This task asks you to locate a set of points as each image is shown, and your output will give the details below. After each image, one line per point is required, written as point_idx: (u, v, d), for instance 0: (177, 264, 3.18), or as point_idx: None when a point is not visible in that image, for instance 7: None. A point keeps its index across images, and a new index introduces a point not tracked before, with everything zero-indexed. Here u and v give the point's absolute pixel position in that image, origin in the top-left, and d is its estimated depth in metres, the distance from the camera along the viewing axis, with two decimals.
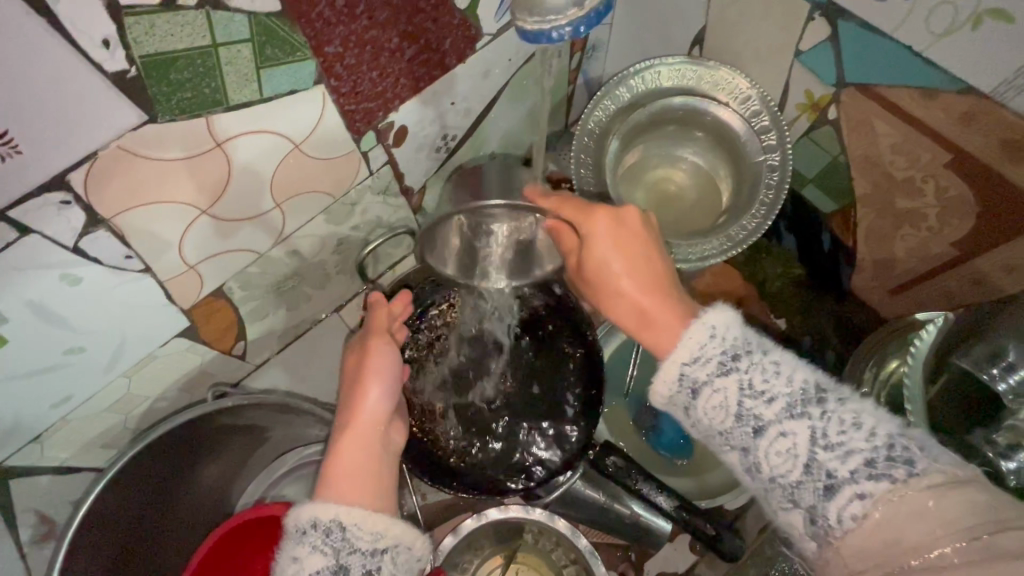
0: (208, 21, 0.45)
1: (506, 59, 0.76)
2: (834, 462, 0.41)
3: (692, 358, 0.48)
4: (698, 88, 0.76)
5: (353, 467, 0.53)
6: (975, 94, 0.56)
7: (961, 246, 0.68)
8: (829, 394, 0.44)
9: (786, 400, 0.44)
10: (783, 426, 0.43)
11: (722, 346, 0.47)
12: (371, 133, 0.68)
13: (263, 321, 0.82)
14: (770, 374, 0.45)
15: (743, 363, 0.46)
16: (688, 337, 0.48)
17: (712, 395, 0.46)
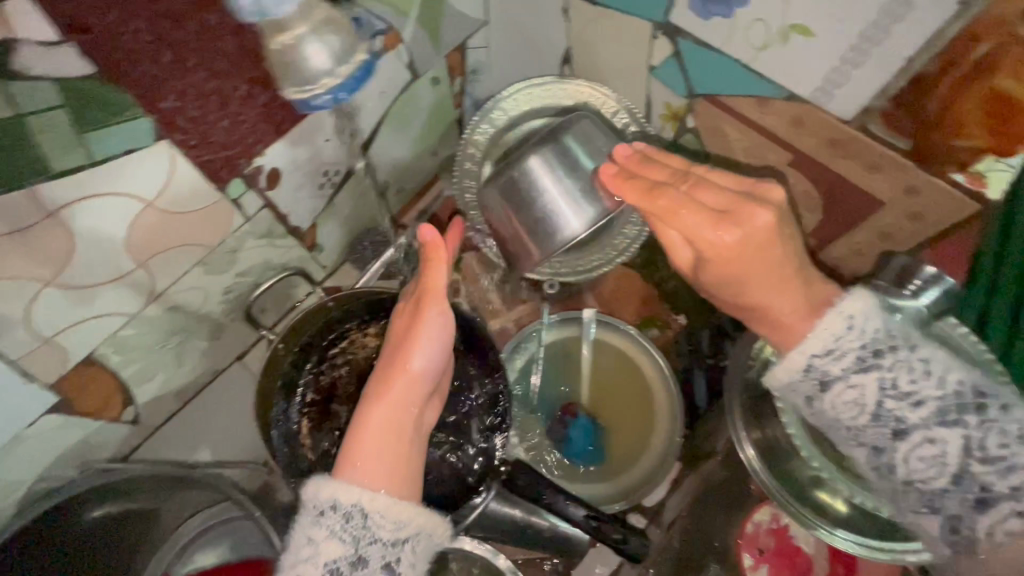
0: (9, 92, 0.44)
1: (378, 93, 0.78)
2: (909, 411, 0.48)
3: (829, 350, 0.50)
4: (571, 105, 0.79)
5: (378, 445, 0.56)
6: (798, 100, 0.60)
7: (817, 237, 0.73)
8: (990, 402, 0.47)
9: (934, 406, 0.47)
10: (931, 432, 0.47)
11: (870, 336, 0.50)
12: (237, 180, 0.66)
13: (152, 382, 0.78)
14: (919, 375, 0.48)
15: (908, 360, 0.49)
16: (824, 329, 0.51)
17: (853, 403, 0.49)
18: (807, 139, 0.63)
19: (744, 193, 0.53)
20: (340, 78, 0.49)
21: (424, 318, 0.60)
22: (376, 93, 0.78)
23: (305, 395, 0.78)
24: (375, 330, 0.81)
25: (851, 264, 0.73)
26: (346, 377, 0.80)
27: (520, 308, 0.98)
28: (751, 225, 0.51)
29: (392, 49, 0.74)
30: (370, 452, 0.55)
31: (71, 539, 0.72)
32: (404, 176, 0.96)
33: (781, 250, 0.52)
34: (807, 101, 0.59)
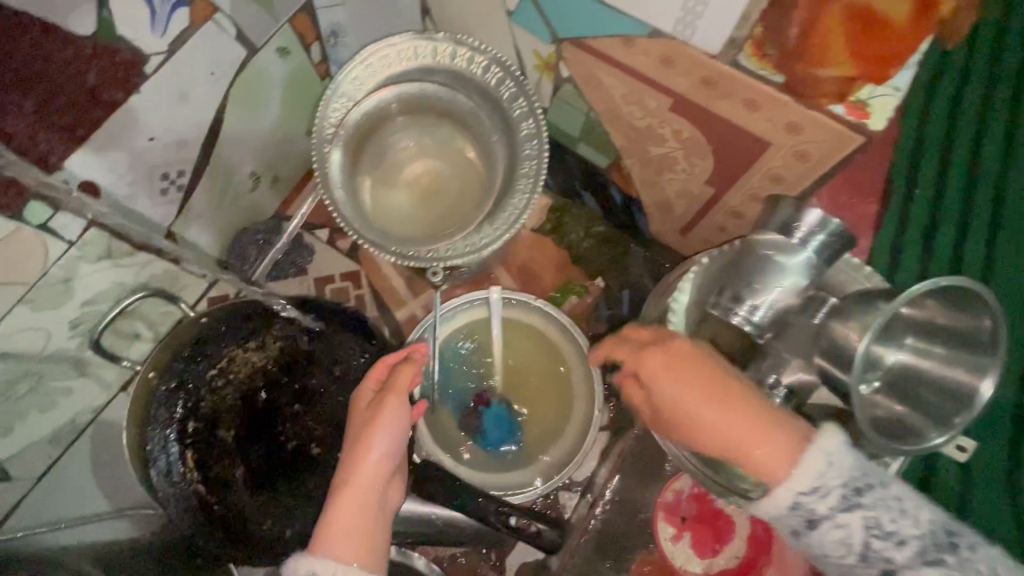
0: None
1: (207, 73, 0.67)
2: (890, 551, 0.45)
3: (809, 488, 0.47)
4: (437, 63, 0.68)
5: (347, 528, 0.52)
6: (663, 36, 0.52)
7: (713, 184, 0.67)
8: (962, 538, 0.45)
9: (918, 545, 0.45)
10: (836, 519, 0.47)
11: (841, 478, 0.47)
12: (36, 201, 0.57)
13: (13, 434, 0.70)
14: (898, 514, 0.46)
15: (866, 498, 0.46)
16: (806, 462, 0.48)
17: (814, 505, 0.47)
18: (679, 79, 0.56)
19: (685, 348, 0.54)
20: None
21: (388, 404, 0.57)
22: (205, 75, 0.67)
23: (184, 426, 0.70)
24: (255, 343, 0.73)
25: (751, 212, 0.68)
26: (231, 398, 0.72)
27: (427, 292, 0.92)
28: (635, 363, 0.56)
29: (206, 23, 0.63)
30: (342, 524, 0.52)
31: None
32: (277, 163, 0.87)
33: (677, 381, 0.53)
34: (671, 38, 0.52)
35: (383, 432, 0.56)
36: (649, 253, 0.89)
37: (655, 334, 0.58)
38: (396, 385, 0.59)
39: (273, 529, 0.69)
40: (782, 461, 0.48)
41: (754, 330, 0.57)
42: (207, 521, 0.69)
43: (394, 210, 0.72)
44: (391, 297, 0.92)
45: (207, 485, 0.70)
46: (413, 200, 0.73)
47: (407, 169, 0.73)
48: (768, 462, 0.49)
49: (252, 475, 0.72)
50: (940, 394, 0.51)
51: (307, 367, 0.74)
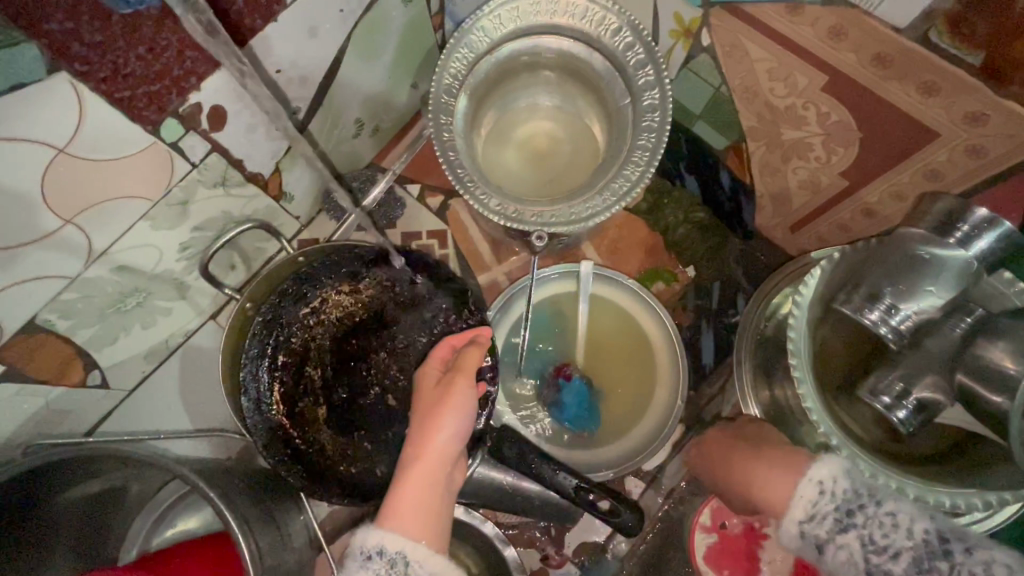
0: None
1: (337, 11, 0.66)
2: (888, 565, 0.45)
3: (806, 517, 0.50)
4: (566, 22, 0.64)
5: (413, 505, 0.55)
6: (839, 5, 0.48)
7: (850, 176, 0.62)
8: (955, 546, 0.44)
9: (911, 555, 0.44)
10: (835, 541, 0.48)
11: (832, 503, 0.48)
12: (172, 120, 0.57)
13: (116, 346, 0.73)
14: (889, 529, 0.46)
15: (858, 517, 0.47)
16: (800, 495, 0.51)
17: (820, 526, 0.49)
18: (847, 55, 0.51)
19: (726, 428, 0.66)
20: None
21: (457, 388, 0.59)
22: (334, 12, 0.66)
23: (274, 357, 0.71)
24: (348, 287, 0.73)
25: (887, 210, 0.63)
26: (320, 337, 0.73)
27: (511, 259, 0.90)
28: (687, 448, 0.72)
29: None
30: (410, 502, 0.54)
31: (41, 526, 0.62)
32: (380, 113, 0.87)
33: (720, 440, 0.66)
34: (850, 6, 0.48)
35: (452, 416, 0.58)
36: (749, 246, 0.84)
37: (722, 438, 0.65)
38: (467, 371, 0.60)
39: (356, 470, 0.71)
40: (784, 488, 0.53)
41: (890, 335, 0.53)
42: (289, 455, 0.70)
43: (504, 169, 0.71)
44: (474, 260, 0.91)
45: (292, 421, 0.71)
46: (523, 161, 0.72)
47: (519, 130, 0.72)
48: (773, 495, 0.54)
49: (335, 418, 0.72)
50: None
51: (394, 319, 0.74)
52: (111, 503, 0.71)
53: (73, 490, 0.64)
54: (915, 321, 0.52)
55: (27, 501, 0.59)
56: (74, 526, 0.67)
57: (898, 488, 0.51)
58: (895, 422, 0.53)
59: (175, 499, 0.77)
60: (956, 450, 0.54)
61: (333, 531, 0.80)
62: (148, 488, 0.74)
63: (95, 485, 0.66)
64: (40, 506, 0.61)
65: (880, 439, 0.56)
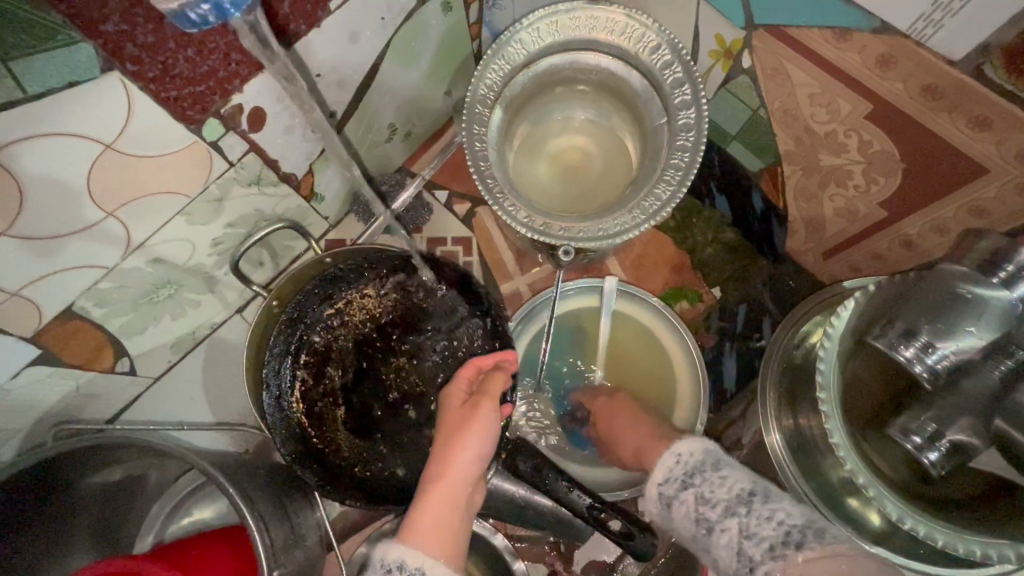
0: None
1: (378, 18, 0.67)
2: (706, 511, 0.53)
3: (663, 477, 0.58)
4: (605, 37, 0.64)
5: (434, 521, 0.55)
6: (892, 33, 0.47)
7: (889, 207, 0.61)
8: (757, 498, 0.51)
9: (726, 504, 0.52)
10: (680, 497, 0.56)
11: (681, 467, 0.57)
12: (213, 120, 0.58)
13: (147, 335, 0.75)
14: (718, 485, 0.54)
15: (697, 479, 0.56)
16: (661, 460, 0.60)
17: (670, 487, 0.57)
18: (895, 85, 0.50)
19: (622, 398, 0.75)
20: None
21: (481, 410, 0.60)
22: (376, 19, 0.67)
23: (297, 355, 0.72)
24: (372, 291, 0.74)
25: (929, 244, 0.61)
26: (342, 338, 0.73)
27: (535, 269, 0.90)
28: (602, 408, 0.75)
29: None
30: (431, 520, 0.55)
31: (61, 507, 0.65)
32: (413, 119, 0.87)
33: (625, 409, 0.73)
34: (902, 36, 0.47)
35: (475, 437, 0.59)
36: (778, 270, 0.82)
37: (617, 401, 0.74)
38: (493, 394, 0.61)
39: (371, 473, 0.72)
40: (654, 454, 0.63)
41: (924, 374, 0.51)
42: (305, 455, 0.70)
43: (534, 180, 0.71)
44: (498, 269, 0.91)
45: (311, 421, 0.72)
46: (555, 174, 0.72)
47: (552, 142, 0.72)
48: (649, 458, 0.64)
49: (352, 419, 0.73)
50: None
51: (416, 324, 0.74)
52: (131, 488, 0.72)
53: (93, 476, 0.65)
54: (954, 360, 0.50)
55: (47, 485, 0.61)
56: (95, 510, 0.69)
57: (926, 533, 0.50)
58: (926, 463, 0.52)
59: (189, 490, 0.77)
60: (989, 497, 0.52)
61: (344, 530, 0.80)
62: (167, 477, 0.75)
63: (116, 472, 0.67)
64: (60, 489, 0.64)
65: (911, 481, 0.54)
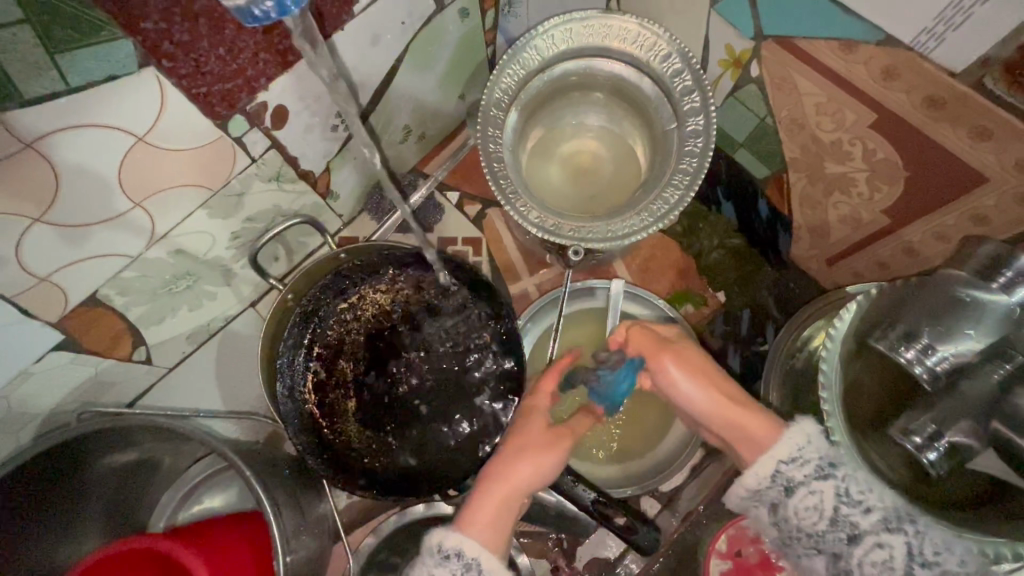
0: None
1: (399, 23, 0.69)
2: (856, 516, 0.53)
3: (789, 458, 0.57)
4: (618, 45, 0.66)
5: (491, 521, 0.55)
6: (896, 46, 0.49)
7: (892, 214, 0.63)
8: (910, 520, 0.53)
9: (880, 514, 0.53)
10: (810, 485, 0.56)
11: (818, 453, 0.56)
12: (239, 116, 0.61)
13: (164, 325, 0.77)
14: (863, 487, 0.54)
15: (838, 471, 0.55)
16: (789, 440, 0.58)
17: (789, 476, 0.57)
18: (898, 95, 0.52)
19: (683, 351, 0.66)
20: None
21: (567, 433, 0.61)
22: (397, 24, 0.69)
23: (310, 348, 0.74)
24: (385, 286, 0.76)
25: (930, 251, 0.62)
26: (354, 332, 0.75)
27: (543, 270, 0.92)
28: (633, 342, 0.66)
29: None
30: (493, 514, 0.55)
31: (77, 487, 0.66)
32: (428, 121, 0.90)
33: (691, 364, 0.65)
34: (906, 49, 0.48)
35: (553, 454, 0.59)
36: (782, 276, 0.83)
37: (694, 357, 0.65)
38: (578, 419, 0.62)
39: (379, 464, 0.73)
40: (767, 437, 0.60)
41: (924, 375, 0.52)
42: (315, 445, 0.72)
43: (546, 182, 0.73)
44: (507, 270, 0.93)
45: (322, 411, 0.74)
46: (566, 176, 0.74)
47: (564, 146, 0.74)
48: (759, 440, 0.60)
49: (363, 411, 0.74)
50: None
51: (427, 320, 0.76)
52: (145, 472, 0.74)
53: (108, 458, 0.67)
54: (952, 363, 0.52)
55: (62, 463, 0.63)
56: (108, 491, 0.70)
57: None
58: (925, 463, 0.53)
59: (201, 478, 0.78)
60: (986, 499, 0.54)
61: (350, 521, 0.82)
62: (179, 463, 0.77)
63: (130, 455, 0.69)
64: (75, 468, 0.65)
65: (909, 482, 0.55)
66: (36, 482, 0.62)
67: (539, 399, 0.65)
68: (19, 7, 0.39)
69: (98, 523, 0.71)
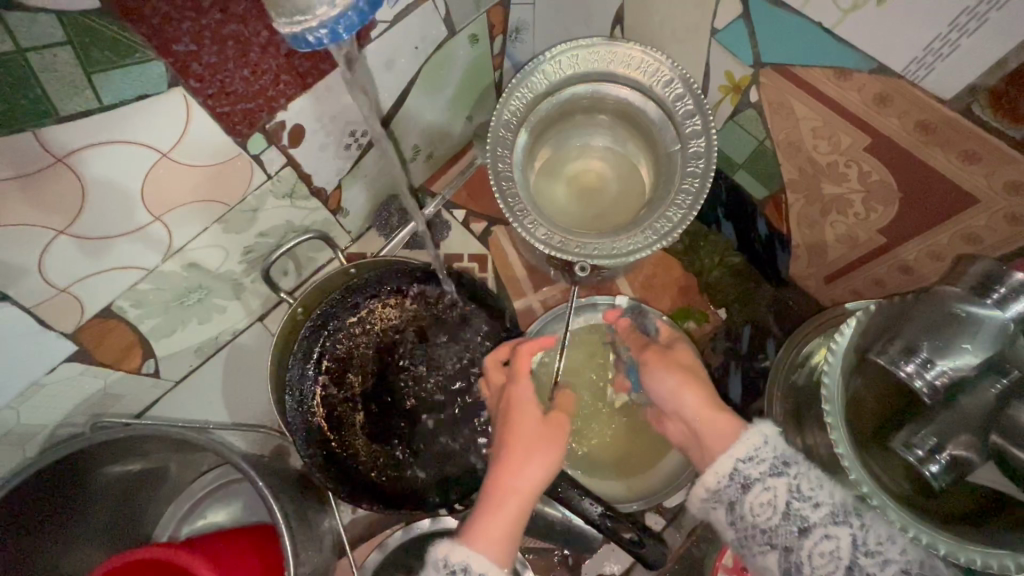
0: (61, 21, 0.41)
1: (412, 48, 0.72)
2: (806, 510, 0.54)
3: (746, 456, 0.59)
4: (624, 71, 0.69)
5: (499, 534, 0.55)
6: (888, 74, 0.52)
7: (887, 233, 0.65)
8: (859, 514, 0.54)
9: (828, 508, 0.54)
10: (764, 483, 0.57)
11: (773, 451, 0.58)
12: (258, 135, 0.63)
13: (173, 338, 0.78)
14: (815, 484, 0.55)
15: (791, 469, 0.57)
16: (746, 438, 0.60)
17: (741, 476, 0.58)
18: (890, 120, 0.55)
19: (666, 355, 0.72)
20: (340, 10, 0.38)
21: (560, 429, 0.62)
22: (410, 49, 0.72)
23: (319, 361, 0.75)
24: (394, 301, 0.77)
25: (924, 269, 0.65)
26: (363, 345, 0.76)
27: (548, 287, 0.94)
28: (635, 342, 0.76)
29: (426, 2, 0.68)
30: (499, 527, 0.55)
31: (88, 496, 0.67)
32: (436, 141, 0.92)
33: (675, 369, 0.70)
34: (898, 76, 0.51)
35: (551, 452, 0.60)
36: (781, 293, 0.85)
37: (677, 363, 0.70)
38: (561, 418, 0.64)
39: (386, 477, 0.74)
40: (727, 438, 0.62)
41: (923, 388, 0.54)
42: (322, 457, 0.73)
43: (553, 200, 0.75)
44: (513, 287, 0.94)
45: (330, 425, 0.74)
46: (572, 195, 0.76)
47: (570, 165, 0.77)
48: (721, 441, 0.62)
49: (370, 425, 0.75)
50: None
51: (436, 334, 0.77)
52: (153, 484, 0.74)
53: (112, 466, 0.67)
54: (950, 376, 0.53)
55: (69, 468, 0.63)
56: (112, 501, 0.70)
57: (929, 542, 0.52)
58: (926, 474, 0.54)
59: (206, 489, 0.79)
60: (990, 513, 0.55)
61: (355, 537, 0.81)
62: (185, 475, 0.77)
63: (137, 463, 0.69)
64: (79, 475, 0.65)
65: (911, 491, 0.56)
66: (42, 488, 0.62)
67: (522, 391, 0.64)
68: (61, 30, 0.42)
69: (98, 536, 0.70)
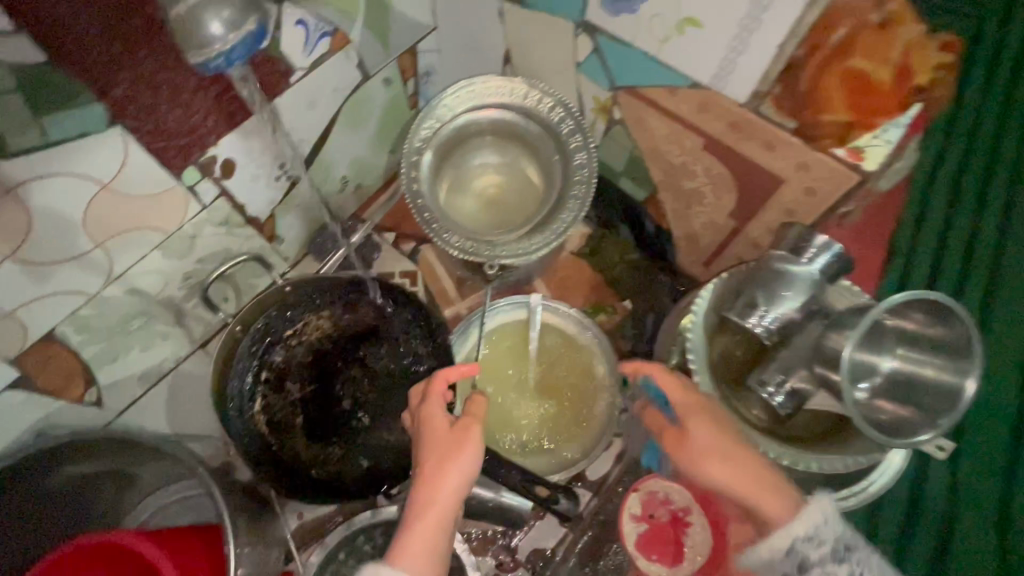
0: (12, 72, 0.50)
1: (330, 90, 0.83)
2: None
3: (808, 536, 0.50)
4: (513, 101, 0.82)
5: (422, 549, 0.54)
6: (700, 87, 0.66)
7: (735, 217, 0.79)
8: None
9: None
10: (825, 568, 0.50)
11: (836, 533, 0.51)
12: (192, 168, 0.71)
13: (115, 364, 0.82)
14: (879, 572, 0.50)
15: (854, 556, 0.50)
16: (807, 516, 0.51)
17: (779, 564, 0.51)
18: (711, 123, 0.69)
19: (702, 412, 0.60)
20: (232, 42, 0.46)
21: (472, 433, 0.60)
22: (328, 90, 0.83)
23: (259, 373, 0.81)
24: (328, 312, 0.85)
25: (767, 243, 0.79)
26: (301, 355, 0.83)
27: (475, 295, 1.03)
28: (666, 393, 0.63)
29: (339, 51, 0.80)
30: (421, 543, 0.54)
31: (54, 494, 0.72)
32: (364, 172, 1.02)
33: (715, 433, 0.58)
34: (707, 88, 0.66)
35: (468, 457, 0.59)
36: (675, 281, 0.98)
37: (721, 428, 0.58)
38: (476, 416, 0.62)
39: (326, 475, 0.79)
40: (780, 512, 0.53)
41: (764, 333, 0.66)
42: (265, 463, 0.78)
43: (465, 213, 0.86)
44: (442, 297, 1.03)
45: (270, 430, 0.80)
46: (481, 208, 0.87)
47: (477, 183, 0.88)
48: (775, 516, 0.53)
49: (309, 428, 0.81)
50: (940, 398, 0.59)
51: (368, 339, 0.85)
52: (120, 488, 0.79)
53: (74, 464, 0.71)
54: (779, 321, 0.66)
55: (39, 466, 0.68)
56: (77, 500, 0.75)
57: (777, 456, 0.63)
58: (774, 405, 0.67)
59: (175, 497, 0.83)
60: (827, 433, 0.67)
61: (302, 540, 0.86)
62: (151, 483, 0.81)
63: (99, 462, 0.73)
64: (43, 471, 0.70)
65: (768, 422, 0.69)
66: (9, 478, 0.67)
67: (432, 409, 0.63)
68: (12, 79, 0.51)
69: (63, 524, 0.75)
